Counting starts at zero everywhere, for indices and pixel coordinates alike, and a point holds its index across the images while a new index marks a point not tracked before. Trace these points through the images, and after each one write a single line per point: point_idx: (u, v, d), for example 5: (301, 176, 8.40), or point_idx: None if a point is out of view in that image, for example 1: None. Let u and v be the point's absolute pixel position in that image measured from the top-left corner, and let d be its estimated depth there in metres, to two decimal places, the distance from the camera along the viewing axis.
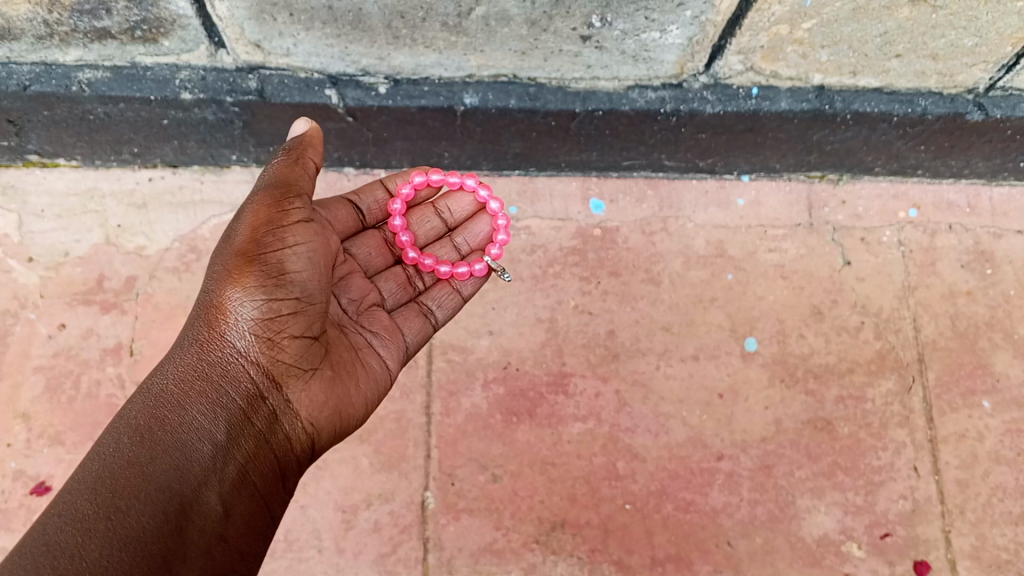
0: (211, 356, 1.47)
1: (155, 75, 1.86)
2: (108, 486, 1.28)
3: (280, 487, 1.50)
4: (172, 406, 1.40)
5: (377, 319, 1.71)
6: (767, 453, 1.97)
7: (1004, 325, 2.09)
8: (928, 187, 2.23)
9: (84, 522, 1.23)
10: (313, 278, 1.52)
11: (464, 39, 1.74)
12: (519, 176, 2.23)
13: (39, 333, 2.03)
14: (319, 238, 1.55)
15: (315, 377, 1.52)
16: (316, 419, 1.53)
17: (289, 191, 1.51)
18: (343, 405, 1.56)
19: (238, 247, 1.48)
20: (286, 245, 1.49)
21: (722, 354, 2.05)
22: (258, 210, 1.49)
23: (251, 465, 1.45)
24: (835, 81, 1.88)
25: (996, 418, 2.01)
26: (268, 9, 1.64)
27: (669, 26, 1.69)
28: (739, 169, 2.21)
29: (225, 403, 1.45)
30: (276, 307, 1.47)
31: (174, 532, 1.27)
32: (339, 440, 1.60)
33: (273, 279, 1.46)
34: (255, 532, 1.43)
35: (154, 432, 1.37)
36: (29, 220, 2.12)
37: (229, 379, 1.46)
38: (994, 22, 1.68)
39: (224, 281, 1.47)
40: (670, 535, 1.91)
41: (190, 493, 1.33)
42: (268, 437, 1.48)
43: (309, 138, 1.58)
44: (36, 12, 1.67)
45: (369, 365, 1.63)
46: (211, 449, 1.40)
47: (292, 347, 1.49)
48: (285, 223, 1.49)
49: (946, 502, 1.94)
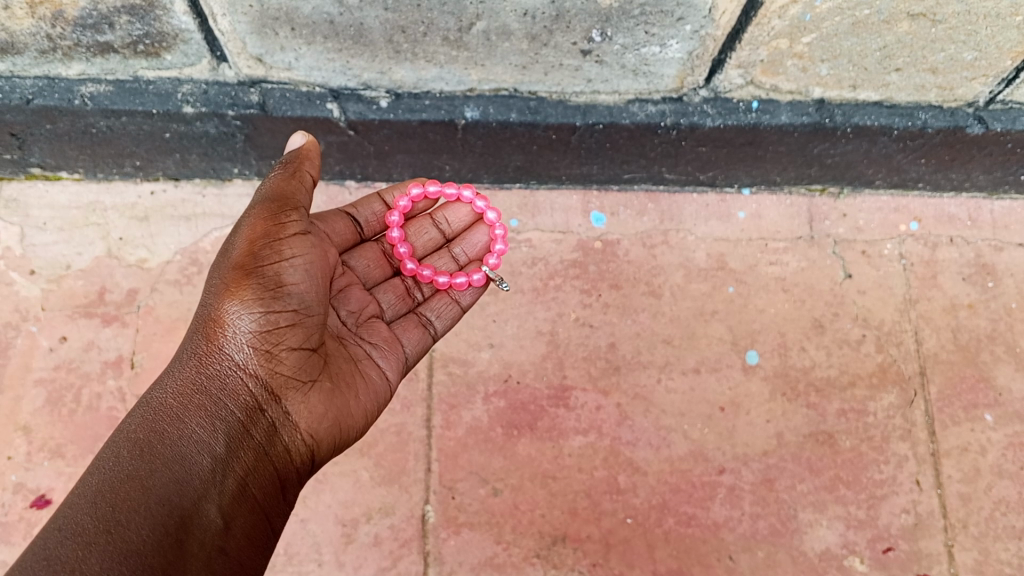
0: (209, 369, 1.46)
1: (157, 89, 1.87)
2: (108, 499, 1.27)
3: (281, 498, 1.50)
4: (171, 419, 1.40)
5: (377, 331, 1.70)
6: (769, 467, 1.96)
7: (1006, 339, 2.09)
8: (928, 200, 2.23)
9: (84, 535, 1.22)
10: (309, 290, 1.52)
11: (464, 53, 1.75)
12: (520, 189, 2.23)
13: (40, 345, 2.03)
14: (314, 250, 1.56)
15: (314, 390, 1.52)
16: (316, 431, 1.52)
17: (286, 204, 1.52)
18: (343, 416, 1.55)
19: (236, 261, 1.48)
20: (282, 258, 1.49)
21: (723, 367, 2.05)
22: (254, 223, 1.49)
23: (251, 477, 1.44)
24: (835, 94, 1.89)
25: (999, 432, 2.00)
26: (270, 24, 1.65)
27: (669, 40, 1.70)
28: (740, 182, 2.21)
29: (223, 416, 1.44)
30: (273, 319, 1.47)
31: (174, 545, 1.26)
32: (339, 452, 1.60)
33: (271, 291, 1.47)
34: (254, 544, 1.43)
35: (154, 445, 1.36)
36: (31, 233, 2.12)
37: (228, 393, 1.46)
38: (994, 36, 1.68)
39: (222, 295, 1.47)
40: (671, 550, 1.89)
41: (190, 505, 1.32)
42: (267, 448, 1.48)
43: (305, 152, 1.58)
44: (39, 26, 1.68)
45: (370, 377, 1.63)
46: (210, 461, 1.39)
47: (290, 358, 1.48)
48: (281, 235, 1.50)
49: (949, 516, 1.92)
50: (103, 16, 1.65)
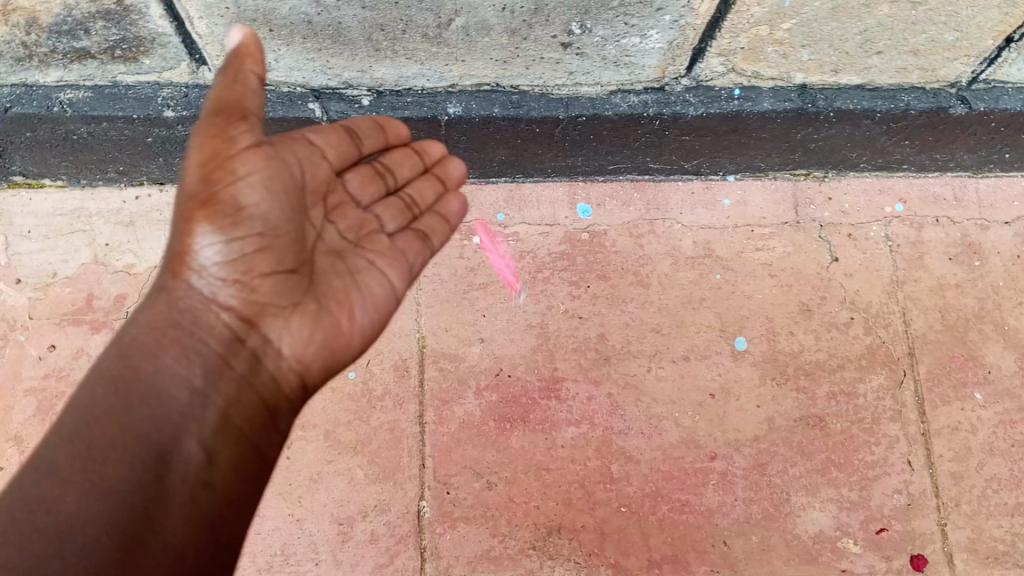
0: (182, 300, 1.39)
1: (137, 93, 1.86)
2: (83, 438, 1.27)
3: (272, 428, 1.41)
4: (145, 355, 1.35)
5: (376, 243, 1.53)
6: (760, 452, 1.98)
7: (994, 317, 2.10)
8: (914, 180, 2.24)
9: (59, 474, 1.24)
10: (273, 208, 1.36)
11: (445, 49, 1.74)
12: (506, 183, 2.24)
13: (30, 354, 2.02)
14: (272, 162, 1.36)
15: (297, 313, 1.40)
16: (303, 357, 1.41)
17: (232, 116, 1.33)
18: (332, 337, 1.43)
19: (189, 187, 1.33)
20: (237, 178, 1.32)
21: (713, 354, 2.06)
22: (201, 143, 1.32)
23: (234, 408, 1.37)
24: (817, 79, 1.89)
25: (989, 410, 2.01)
26: (248, 25, 1.65)
27: (649, 30, 1.70)
28: (725, 169, 2.23)
29: (199, 348, 1.38)
30: (239, 247, 1.35)
31: (152, 482, 1.26)
32: (334, 378, 1.48)
33: (231, 217, 1.33)
34: (248, 477, 1.36)
35: (128, 382, 1.32)
36: (16, 241, 2.12)
37: (203, 325, 1.39)
38: (974, 17, 1.68)
39: (181, 226, 1.35)
40: (666, 537, 1.91)
41: (169, 440, 1.30)
42: (251, 378, 1.39)
43: (246, 48, 1.37)
44: (14, 34, 1.68)
45: (367, 289, 1.47)
46: (188, 395, 1.34)
47: (266, 285, 1.38)
48: (232, 152, 1.32)
49: (941, 495, 1.94)
50: (77, 22, 1.64)
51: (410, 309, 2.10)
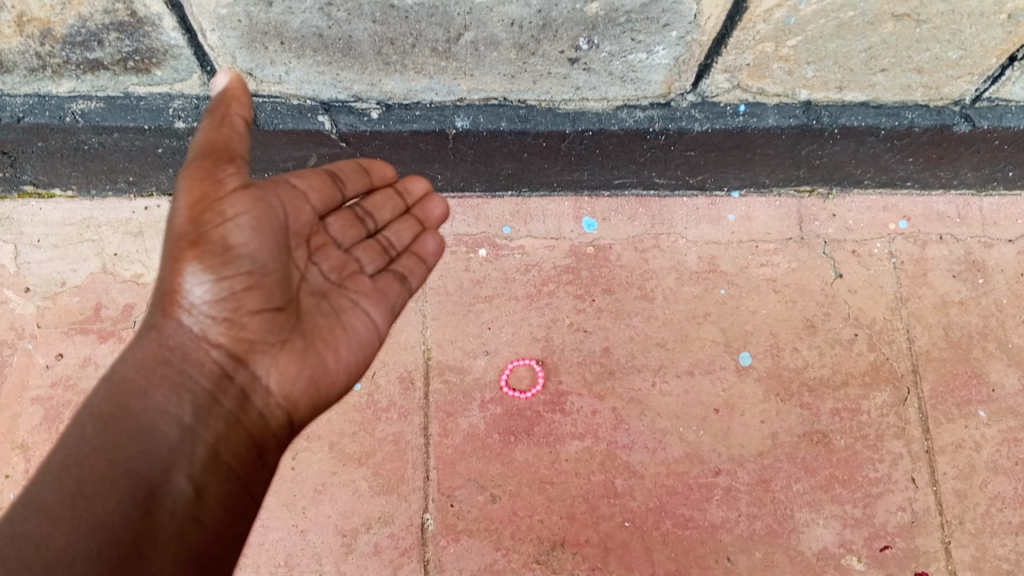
0: (170, 339, 1.39)
1: (148, 104, 1.88)
2: (73, 474, 1.26)
3: (259, 465, 1.42)
4: (135, 392, 1.36)
5: (359, 285, 1.57)
6: (764, 467, 1.98)
7: (998, 335, 2.10)
8: (917, 199, 2.26)
9: (49, 511, 1.22)
10: (261, 248, 1.37)
11: (453, 63, 1.76)
12: (512, 198, 2.26)
13: (37, 363, 2.03)
14: (259, 203, 1.38)
15: (284, 350, 1.42)
16: (290, 393, 1.43)
17: (220, 157, 1.34)
18: (319, 374, 1.44)
19: (178, 228, 1.34)
20: (226, 220, 1.34)
21: (718, 369, 2.06)
22: (189, 185, 1.33)
23: (222, 445, 1.38)
24: (822, 96, 1.91)
25: (993, 428, 2.01)
26: (259, 38, 1.67)
27: (656, 47, 1.72)
28: (729, 186, 2.24)
29: (188, 385, 1.38)
30: (228, 286, 1.35)
31: (144, 517, 1.24)
32: (320, 413, 1.50)
33: (219, 256, 1.33)
34: (234, 514, 1.36)
35: (119, 419, 1.32)
36: (25, 251, 2.14)
37: (192, 362, 1.39)
38: (978, 35, 1.70)
39: (171, 266, 1.35)
40: (670, 552, 1.90)
41: (159, 476, 1.30)
42: (238, 415, 1.40)
43: (232, 91, 1.39)
44: (27, 44, 1.70)
45: (352, 328, 1.50)
46: (178, 431, 1.35)
47: (253, 323, 1.38)
48: (221, 193, 1.33)
49: (945, 512, 1.93)
50: (91, 33, 1.67)
51: (415, 321, 2.11)
